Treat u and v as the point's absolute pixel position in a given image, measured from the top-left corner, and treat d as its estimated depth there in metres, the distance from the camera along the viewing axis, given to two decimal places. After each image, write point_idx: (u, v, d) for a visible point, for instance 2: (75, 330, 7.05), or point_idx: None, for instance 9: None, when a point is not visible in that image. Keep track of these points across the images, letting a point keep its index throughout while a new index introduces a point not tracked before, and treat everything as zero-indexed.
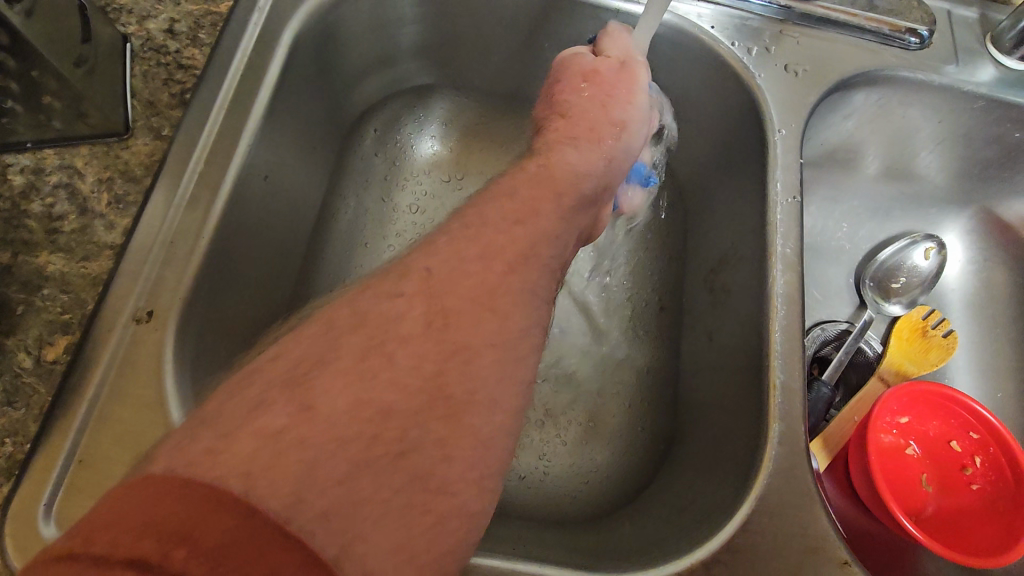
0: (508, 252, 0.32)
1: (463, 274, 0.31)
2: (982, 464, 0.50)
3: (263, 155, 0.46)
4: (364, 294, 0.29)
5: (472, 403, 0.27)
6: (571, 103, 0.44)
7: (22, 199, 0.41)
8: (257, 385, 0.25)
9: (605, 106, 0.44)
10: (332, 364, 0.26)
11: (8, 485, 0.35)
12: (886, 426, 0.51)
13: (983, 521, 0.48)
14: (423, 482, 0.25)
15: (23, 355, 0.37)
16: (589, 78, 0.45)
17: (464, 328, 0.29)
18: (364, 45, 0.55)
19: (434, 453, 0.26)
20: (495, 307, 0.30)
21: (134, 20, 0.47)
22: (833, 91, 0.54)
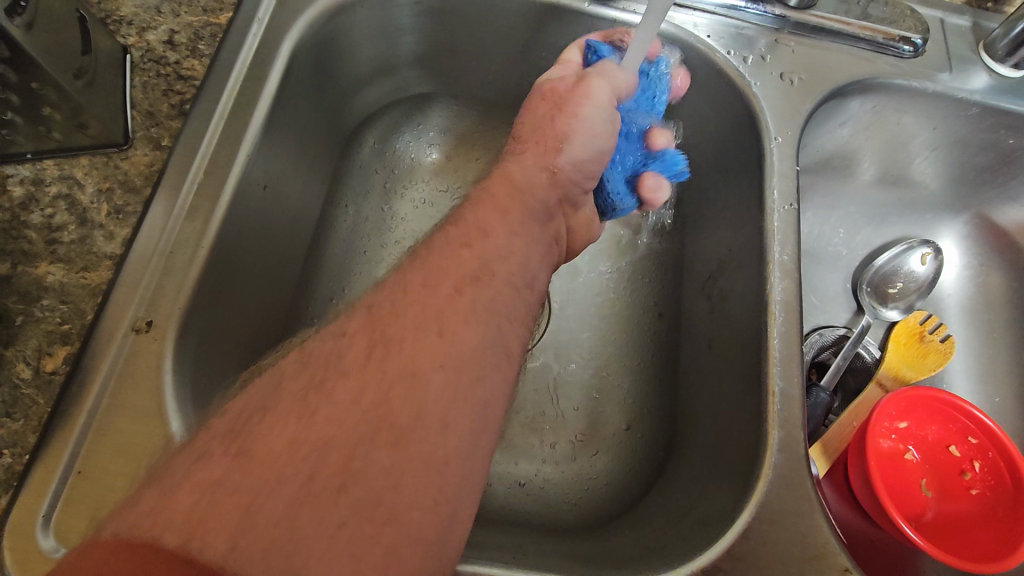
0: (489, 273, 0.34)
1: (452, 294, 0.32)
2: (981, 469, 0.51)
3: (262, 166, 0.47)
4: (359, 313, 0.31)
5: (422, 426, 0.27)
6: (532, 129, 0.46)
7: (21, 210, 0.41)
8: (246, 408, 0.26)
9: (548, 124, 0.46)
10: (274, 409, 0.26)
11: (7, 496, 0.34)
12: (885, 431, 0.52)
13: (982, 526, 0.48)
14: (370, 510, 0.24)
15: (22, 366, 0.37)
16: (541, 96, 0.47)
17: (412, 344, 0.29)
18: (363, 55, 0.55)
19: (377, 477, 0.25)
20: (469, 324, 0.31)
21: (133, 31, 0.47)
22: (829, 98, 0.55)
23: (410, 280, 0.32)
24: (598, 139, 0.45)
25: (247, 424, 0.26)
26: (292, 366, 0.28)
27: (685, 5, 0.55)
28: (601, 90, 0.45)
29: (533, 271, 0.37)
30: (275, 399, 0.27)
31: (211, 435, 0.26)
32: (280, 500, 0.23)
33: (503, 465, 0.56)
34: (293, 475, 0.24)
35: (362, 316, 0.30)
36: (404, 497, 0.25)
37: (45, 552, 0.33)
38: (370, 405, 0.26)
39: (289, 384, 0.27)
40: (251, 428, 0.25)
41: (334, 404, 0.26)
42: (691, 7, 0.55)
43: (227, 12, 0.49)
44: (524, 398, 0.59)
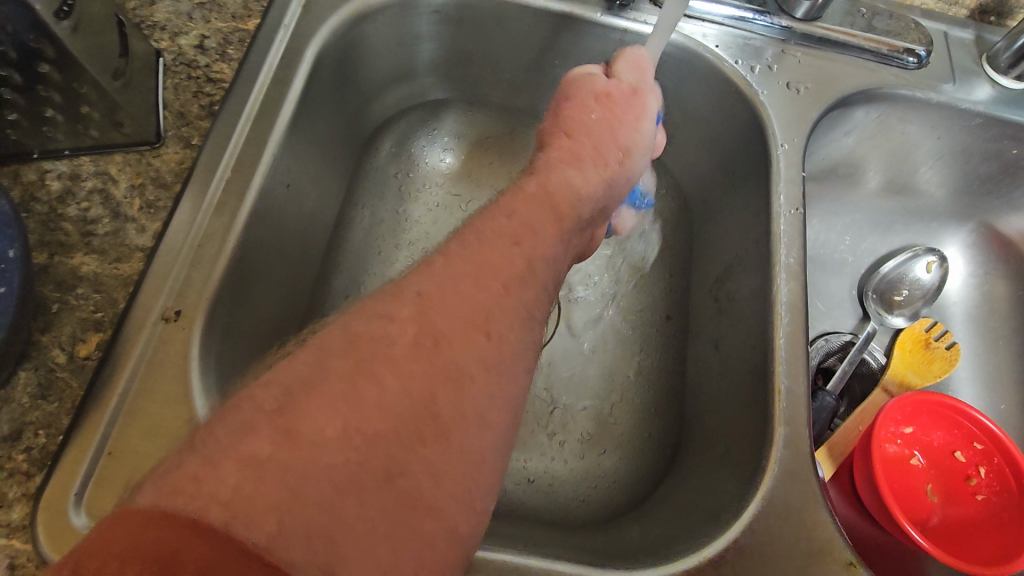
0: (516, 260, 0.34)
1: (481, 278, 0.32)
2: (986, 474, 0.51)
3: (286, 166, 0.49)
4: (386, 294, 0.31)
5: (460, 423, 0.28)
6: (582, 127, 0.45)
7: (58, 203, 0.42)
8: (288, 387, 0.26)
9: (607, 127, 0.46)
10: (322, 387, 0.26)
11: (40, 475, 0.35)
12: (890, 436, 0.52)
13: (987, 531, 0.49)
14: (413, 506, 0.25)
15: (56, 351, 0.38)
16: (604, 99, 0.47)
17: (444, 329, 0.29)
18: (383, 61, 0.57)
19: (417, 473, 0.25)
20: (495, 310, 0.32)
21: (166, 36, 0.49)
22: (834, 108, 0.56)
23: (430, 272, 0.33)
24: (647, 154, 0.49)
25: (291, 406, 0.25)
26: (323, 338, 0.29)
27: (694, 15, 0.56)
28: (653, 110, 0.49)
29: (557, 267, 0.38)
30: (319, 382, 0.26)
31: (251, 407, 0.25)
32: (326, 487, 0.23)
33: (511, 461, 0.57)
34: (338, 462, 0.24)
35: (383, 305, 0.32)
36: (447, 493, 0.26)
37: (77, 528, 0.34)
38: (423, 402, 0.27)
39: (331, 365, 0.27)
40: (293, 408, 0.25)
41: (383, 392, 0.26)
42: (700, 18, 0.56)
43: (254, 18, 0.52)
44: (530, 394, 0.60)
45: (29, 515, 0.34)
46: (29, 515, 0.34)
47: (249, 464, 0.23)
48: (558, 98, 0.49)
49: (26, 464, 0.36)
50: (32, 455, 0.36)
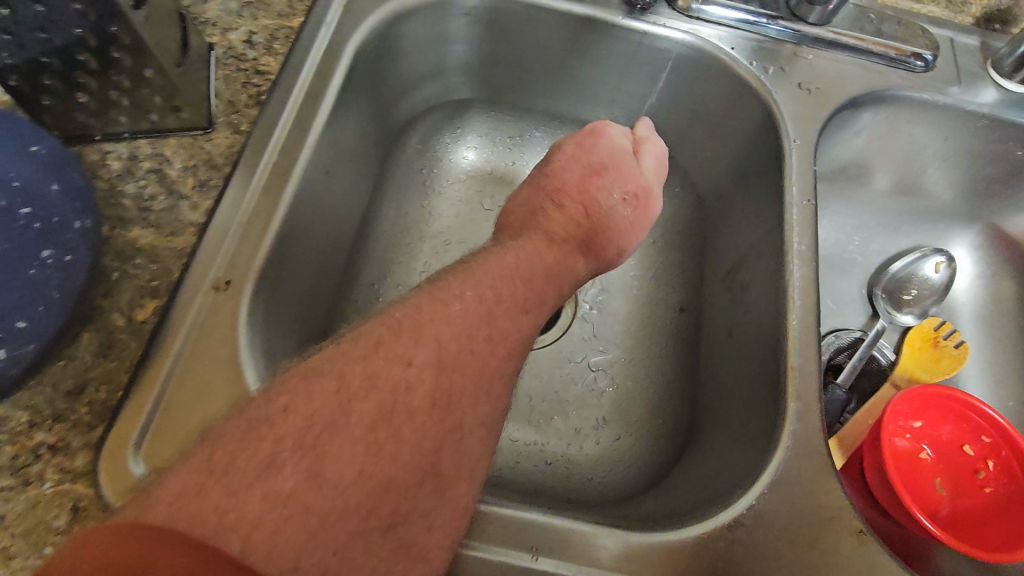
0: (522, 284, 0.39)
1: (490, 325, 0.36)
2: (995, 467, 0.53)
3: (325, 154, 0.52)
4: (396, 319, 0.34)
5: (463, 463, 0.32)
6: (596, 214, 0.47)
7: (118, 181, 0.46)
8: (313, 420, 0.28)
9: (619, 220, 0.47)
10: (344, 431, 0.29)
11: (101, 427, 0.38)
12: (899, 430, 0.54)
13: (995, 521, 0.51)
14: (405, 551, 0.30)
15: (117, 316, 0.42)
16: (632, 190, 0.49)
17: (456, 378, 0.33)
18: (414, 60, 0.61)
19: (414, 521, 0.30)
20: (496, 350, 0.36)
21: (217, 31, 0.53)
22: (844, 108, 0.59)
23: None
24: None
25: (317, 445, 0.28)
26: (347, 354, 0.32)
27: (710, 19, 0.59)
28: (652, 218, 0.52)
29: None
30: (343, 424, 0.29)
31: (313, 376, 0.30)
32: (343, 531, 0.27)
33: (527, 444, 0.59)
34: (354, 510, 0.27)
35: None
36: (433, 538, 0.31)
37: (135, 474, 0.37)
38: (432, 455, 0.31)
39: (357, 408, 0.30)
40: (318, 446, 0.28)
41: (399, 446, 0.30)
42: (716, 22, 0.59)
43: (298, 17, 0.55)
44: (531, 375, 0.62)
45: (92, 461, 0.37)
46: (92, 461, 0.37)
47: (275, 501, 0.26)
48: (593, 163, 0.49)
49: (88, 416, 0.39)
50: (94, 408, 0.39)
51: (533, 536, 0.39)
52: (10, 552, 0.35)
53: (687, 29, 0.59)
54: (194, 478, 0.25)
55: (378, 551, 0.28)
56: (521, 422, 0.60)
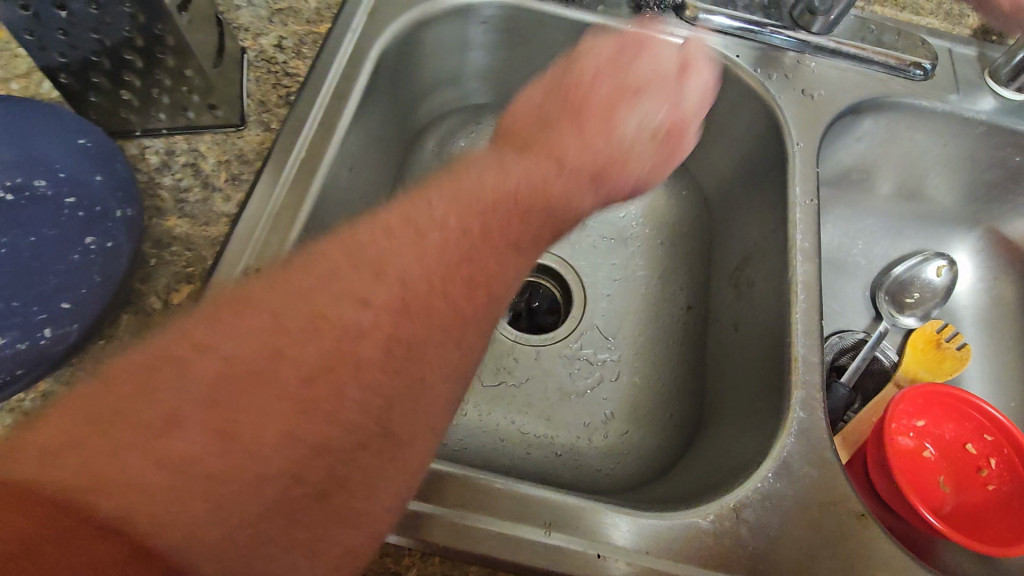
0: None
1: (463, 268, 0.33)
2: (997, 465, 0.54)
3: (349, 152, 0.54)
4: (359, 251, 0.32)
5: None
6: (609, 148, 0.41)
7: (156, 174, 0.49)
8: (228, 379, 0.27)
9: (634, 158, 0.42)
10: (269, 386, 0.27)
11: None
12: (903, 428, 0.55)
13: (998, 517, 0.52)
14: (343, 518, 0.28)
15: (154, 299, 0.44)
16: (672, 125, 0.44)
17: (415, 329, 0.31)
18: (433, 65, 0.64)
19: (352, 490, 0.28)
20: (467, 292, 0.33)
21: (250, 36, 0.56)
22: (846, 114, 0.61)
23: None
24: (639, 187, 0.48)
25: (234, 407, 0.26)
26: (296, 283, 0.30)
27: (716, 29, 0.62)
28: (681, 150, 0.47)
29: None
30: (271, 384, 0.27)
31: None
32: (260, 504, 0.26)
33: (537, 436, 0.61)
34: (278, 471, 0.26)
35: None
36: (378, 505, 0.29)
37: None
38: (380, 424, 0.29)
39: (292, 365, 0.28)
40: (231, 406, 0.26)
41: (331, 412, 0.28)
42: (723, 32, 0.62)
43: (325, 23, 0.58)
44: (536, 361, 0.64)
45: None
46: None
47: (171, 462, 0.25)
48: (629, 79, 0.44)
49: None
50: None
51: (546, 512, 0.41)
52: None
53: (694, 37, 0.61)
54: (82, 429, 0.24)
55: (297, 528, 0.27)
56: (532, 415, 0.62)
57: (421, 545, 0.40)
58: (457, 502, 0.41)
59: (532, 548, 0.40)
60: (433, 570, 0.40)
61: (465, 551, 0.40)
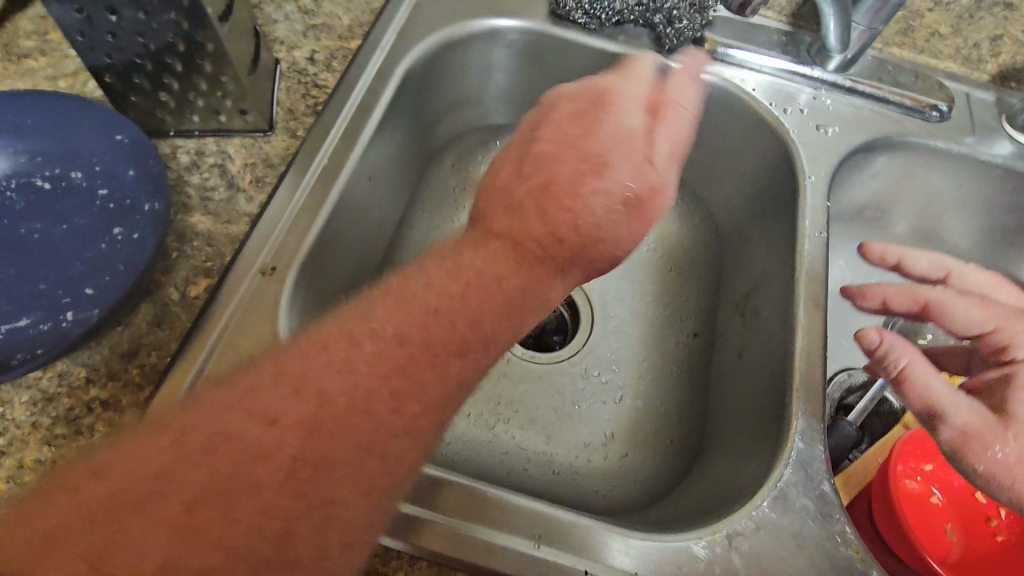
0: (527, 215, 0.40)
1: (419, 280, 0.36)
2: (1007, 517, 0.53)
3: (370, 161, 0.56)
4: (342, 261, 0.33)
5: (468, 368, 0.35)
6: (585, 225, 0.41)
7: (185, 172, 0.51)
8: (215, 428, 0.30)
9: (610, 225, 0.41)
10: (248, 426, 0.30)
11: (149, 388, 0.42)
12: (910, 471, 0.53)
13: (1006, 569, 0.51)
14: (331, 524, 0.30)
15: (172, 290, 0.46)
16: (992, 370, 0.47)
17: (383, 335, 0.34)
18: (455, 85, 0.66)
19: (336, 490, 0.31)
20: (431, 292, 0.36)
21: (284, 48, 0.59)
22: (860, 150, 0.62)
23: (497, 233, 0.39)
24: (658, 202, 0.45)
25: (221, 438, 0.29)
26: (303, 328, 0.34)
27: (734, 62, 0.63)
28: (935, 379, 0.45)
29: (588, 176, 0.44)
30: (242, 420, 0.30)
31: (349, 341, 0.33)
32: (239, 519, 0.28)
33: (535, 452, 0.61)
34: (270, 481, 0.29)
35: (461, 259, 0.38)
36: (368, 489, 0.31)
37: None
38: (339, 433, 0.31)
39: (191, 478, 0.28)
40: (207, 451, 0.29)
41: (229, 526, 0.28)
42: (741, 65, 0.63)
43: (356, 40, 0.61)
44: (538, 378, 0.65)
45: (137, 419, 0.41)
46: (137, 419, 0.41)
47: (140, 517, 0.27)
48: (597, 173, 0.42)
49: (139, 377, 0.42)
50: (144, 370, 0.43)
51: (537, 525, 0.41)
52: None
53: (711, 69, 0.63)
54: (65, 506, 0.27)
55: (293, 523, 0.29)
56: (531, 430, 0.62)
57: (409, 550, 0.40)
58: (450, 507, 0.41)
59: (521, 561, 0.40)
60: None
61: (455, 557, 0.40)
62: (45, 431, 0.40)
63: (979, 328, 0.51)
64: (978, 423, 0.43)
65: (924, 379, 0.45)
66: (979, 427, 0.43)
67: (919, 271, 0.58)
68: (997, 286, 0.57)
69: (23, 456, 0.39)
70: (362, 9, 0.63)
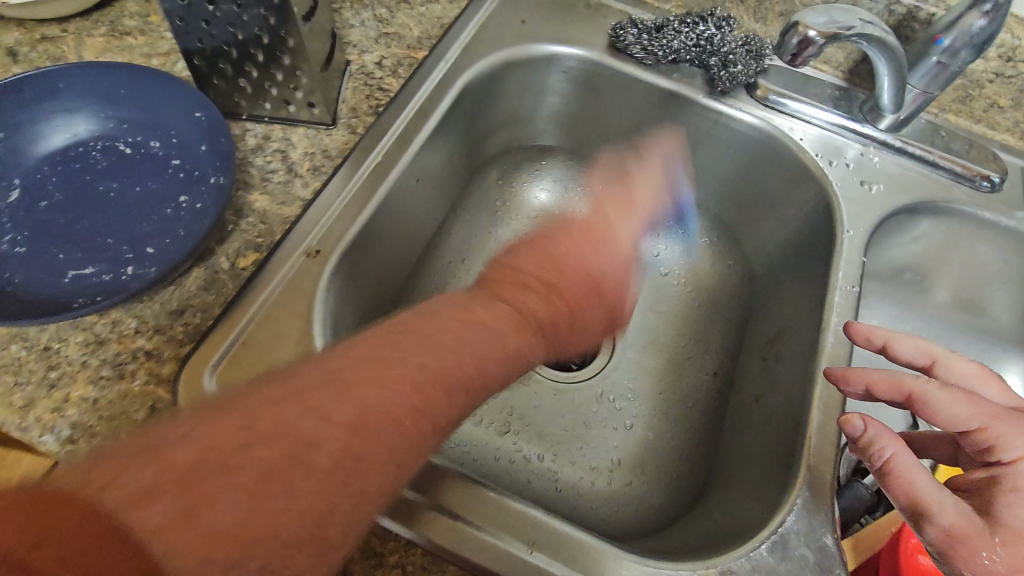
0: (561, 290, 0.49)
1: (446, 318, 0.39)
2: None
3: (420, 164, 0.59)
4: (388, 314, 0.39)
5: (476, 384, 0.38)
6: (600, 300, 0.52)
7: (251, 154, 0.55)
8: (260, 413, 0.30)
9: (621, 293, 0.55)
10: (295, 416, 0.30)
11: (189, 346, 0.45)
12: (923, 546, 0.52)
13: None
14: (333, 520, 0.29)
15: (223, 259, 0.49)
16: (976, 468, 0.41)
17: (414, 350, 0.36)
18: (509, 103, 0.69)
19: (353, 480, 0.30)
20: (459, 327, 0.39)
21: (356, 52, 0.63)
22: (904, 211, 0.62)
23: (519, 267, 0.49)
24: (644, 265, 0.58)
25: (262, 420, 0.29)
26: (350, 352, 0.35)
27: (784, 111, 0.64)
28: (922, 474, 0.39)
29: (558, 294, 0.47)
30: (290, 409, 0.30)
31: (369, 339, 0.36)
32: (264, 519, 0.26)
33: (540, 466, 0.61)
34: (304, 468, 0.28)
35: None
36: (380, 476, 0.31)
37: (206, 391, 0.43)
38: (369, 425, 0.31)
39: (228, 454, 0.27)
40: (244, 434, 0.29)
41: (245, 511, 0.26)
42: (790, 115, 0.64)
43: (423, 51, 0.65)
44: (553, 394, 0.66)
45: (176, 372, 0.44)
46: (176, 372, 0.44)
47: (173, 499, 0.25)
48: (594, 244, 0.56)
49: (182, 334, 0.45)
50: (187, 329, 0.46)
51: (532, 531, 0.42)
52: (97, 430, 0.41)
53: (760, 115, 0.64)
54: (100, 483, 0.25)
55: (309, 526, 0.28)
56: (540, 444, 0.63)
57: (408, 535, 0.41)
58: (451, 501, 0.42)
59: (513, 564, 0.40)
60: (412, 560, 0.41)
61: (451, 551, 0.41)
62: (92, 372, 0.43)
63: (965, 424, 0.43)
64: (966, 525, 0.37)
65: (911, 474, 0.39)
66: (967, 530, 0.37)
67: (904, 358, 0.51)
68: (986, 384, 0.49)
69: (69, 391, 0.42)
70: (432, 23, 0.67)
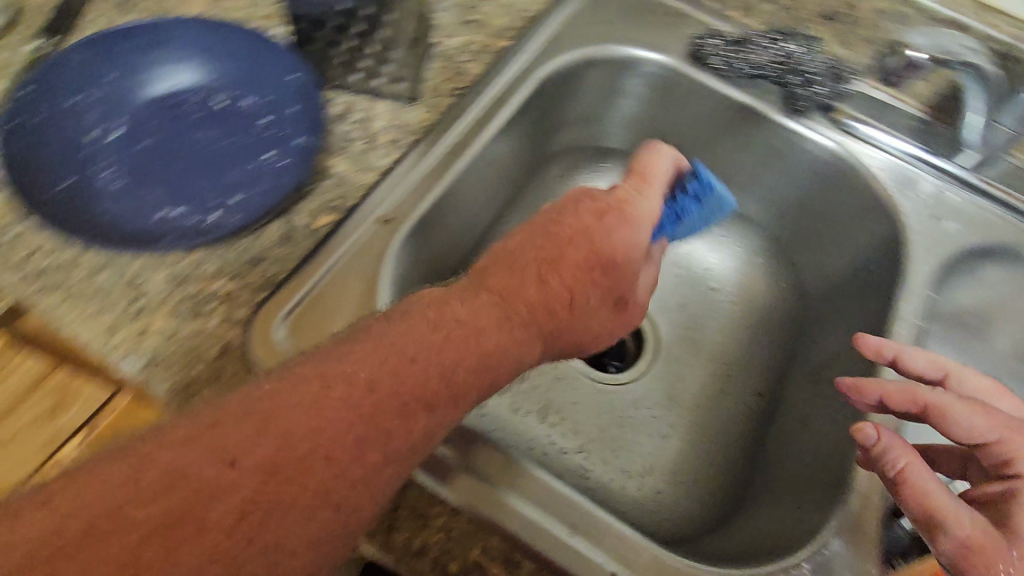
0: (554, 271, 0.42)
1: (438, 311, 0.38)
2: None
3: (493, 149, 0.60)
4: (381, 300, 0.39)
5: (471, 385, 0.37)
6: (600, 292, 0.43)
7: (335, 120, 0.57)
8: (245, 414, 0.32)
9: (632, 263, 0.44)
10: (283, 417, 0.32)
11: (264, 294, 0.47)
12: None
13: None
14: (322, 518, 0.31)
15: (300, 217, 0.51)
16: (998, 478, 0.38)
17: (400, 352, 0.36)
18: (582, 101, 0.70)
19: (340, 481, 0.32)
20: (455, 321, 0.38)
21: (441, 34, 0.65)
22: (977, 252, 0.60)
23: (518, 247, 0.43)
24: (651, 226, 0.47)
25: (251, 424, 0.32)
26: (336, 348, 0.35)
27: (861, 137, 0.63)
28: (935, 482, 0.37)
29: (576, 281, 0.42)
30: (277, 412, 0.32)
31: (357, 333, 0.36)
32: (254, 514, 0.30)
33: (574, 460, 0.62)
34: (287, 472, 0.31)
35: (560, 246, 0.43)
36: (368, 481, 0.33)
37: (275, 339, 0.44)
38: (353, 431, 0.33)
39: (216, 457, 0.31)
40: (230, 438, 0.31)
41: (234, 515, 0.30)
42: (866, 141, 0.63)
43: (505, 41, 0.66)
44: (593, 392, 0.66)
45: (249, 317, 0.45)
46: (250, 317, 0.45)
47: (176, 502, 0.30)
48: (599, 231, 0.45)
49: (256, 283, 0.47)
50: (262, 278, 0.47)
51: (575, 515, 0.42)
52: (173, 361, 0.44)
53: (836, 138, 0.63)
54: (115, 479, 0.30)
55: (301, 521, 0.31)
56: (575, 438, 0.63)
57: (454, 502, 0.42)
58: (499, 475, 0.43)
59: (553, 545, 0.41)
60: (456, 525, 0.42)
61: (495, 523, 0.41)
62: (171, 307, 0.45)
63: (981, 435, 0.41)
64: (982, 537, 0.35)
65: (922, 484, 0.38)
66: (984, 541, 0.35)
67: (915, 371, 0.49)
68: (1001, 398, 0.47)
69: (150, 322, 0.45)
70: (517, 15, 0.68)
